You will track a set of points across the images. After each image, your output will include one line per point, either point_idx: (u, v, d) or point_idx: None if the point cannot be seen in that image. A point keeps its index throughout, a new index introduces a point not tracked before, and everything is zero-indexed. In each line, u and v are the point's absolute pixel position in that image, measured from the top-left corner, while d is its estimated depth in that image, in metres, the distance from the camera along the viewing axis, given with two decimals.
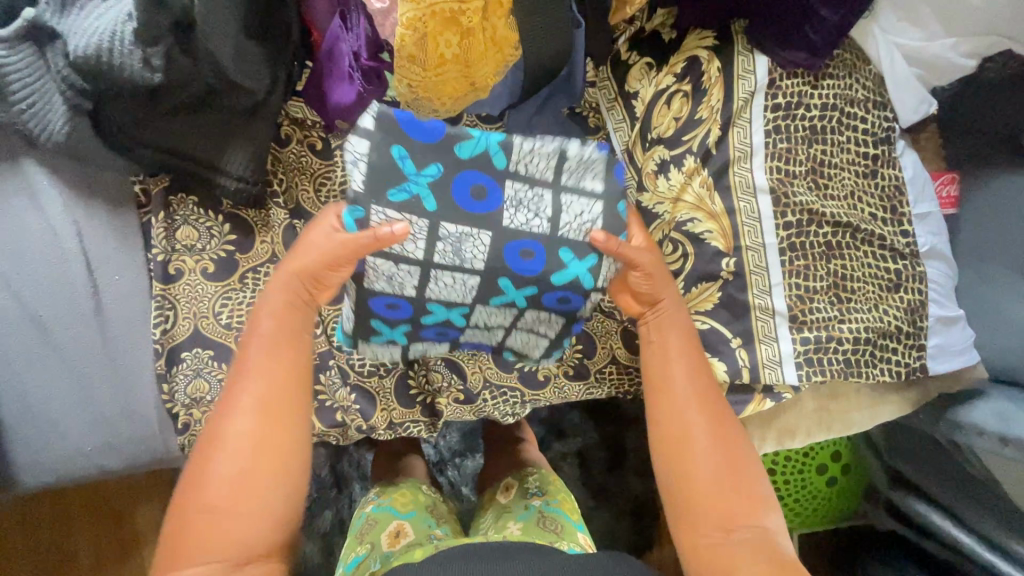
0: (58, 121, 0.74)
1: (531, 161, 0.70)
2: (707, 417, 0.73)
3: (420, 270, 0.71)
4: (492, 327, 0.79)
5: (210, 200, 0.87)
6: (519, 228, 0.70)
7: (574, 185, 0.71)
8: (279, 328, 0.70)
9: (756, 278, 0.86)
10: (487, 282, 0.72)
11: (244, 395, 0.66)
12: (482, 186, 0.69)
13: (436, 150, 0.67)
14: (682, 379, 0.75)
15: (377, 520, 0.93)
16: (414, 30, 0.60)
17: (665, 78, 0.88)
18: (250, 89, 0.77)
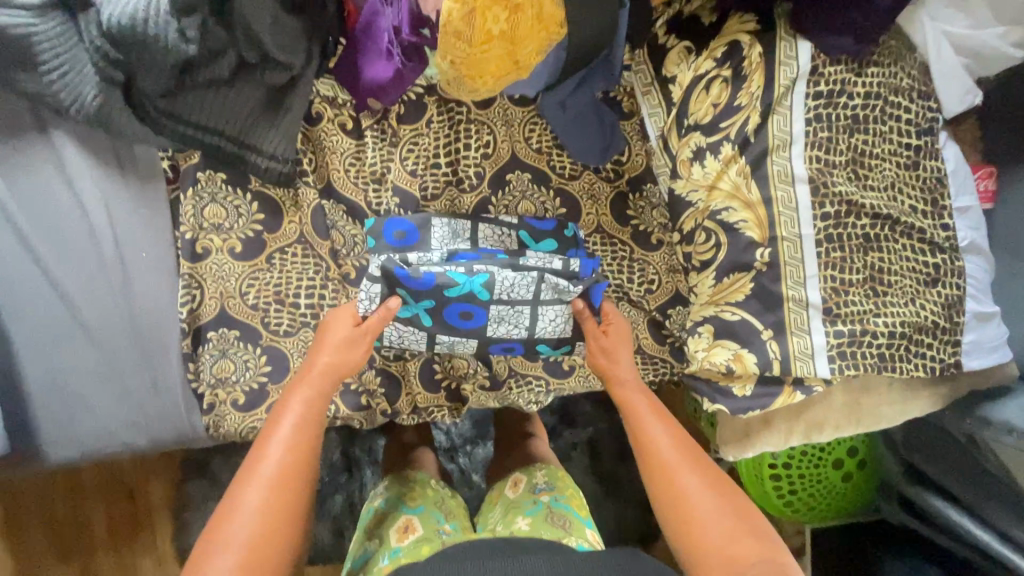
0: (90, 93, 0.72)
1: (513, 288, 0.82)
2: (698, 475, 0.77)
3: (426, 337, 0.87)
4: (516, 298, 0.83)
5: (238, 177, 0.85)
6: (502, 337, 0.86)
7: (553, 298, 0.84)
8: (301, 411, 0.77)
9: (790, 269, 0.85)
10: (482, 343, 0.87)
11: (260, 472, 0.72)
12: (469, 311, 0.83)
13: (431, 290, 0.81)
14: (663, 443, 0.81)
15: (386, 515, 0.92)
16: (463, 4, 0.59)
17: (704, 62, 0.86)
18: (286, 63, 0.76)
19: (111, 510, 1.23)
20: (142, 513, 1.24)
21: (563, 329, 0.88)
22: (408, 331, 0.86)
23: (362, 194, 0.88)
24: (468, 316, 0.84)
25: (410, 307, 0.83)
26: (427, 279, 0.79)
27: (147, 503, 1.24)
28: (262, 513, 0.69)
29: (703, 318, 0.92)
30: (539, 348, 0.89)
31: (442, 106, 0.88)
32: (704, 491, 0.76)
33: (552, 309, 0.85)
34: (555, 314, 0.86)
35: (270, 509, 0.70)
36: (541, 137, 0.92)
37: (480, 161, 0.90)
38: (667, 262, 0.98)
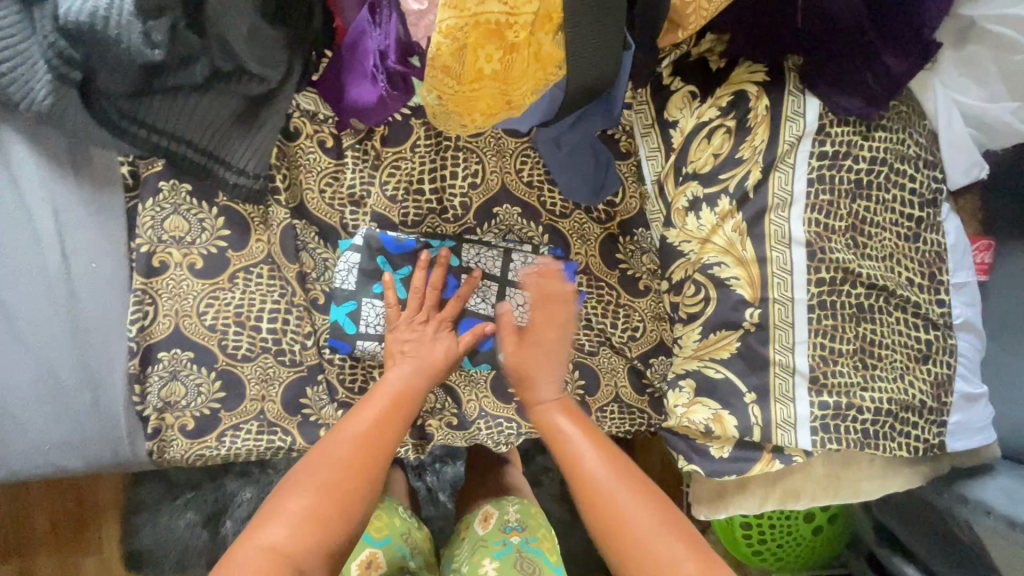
0: (42, 90, 0.66)
1: (480, 258, 0.87)
2: (630, 484, 0.70)
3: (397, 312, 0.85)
4: (484, 271, 0.87)
5: (205, 191, 0.79)
6: (471, 313, 0.87)
7: (520, 281, 0.88)
8: (402, 386, 0.76)
9: (778, 333, 0.82)
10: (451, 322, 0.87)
11: (343, 436, 0.70)
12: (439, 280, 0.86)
13: (409, 254, 0.84)
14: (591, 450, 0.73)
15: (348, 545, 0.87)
16: (453, 40, 0.54)
17: (708, 110, 0.82)
18: (263, 75, 0.71)
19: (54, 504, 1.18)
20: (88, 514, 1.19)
21: (533, 317, 0.89)
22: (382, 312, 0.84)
23: (338, 216, 0.83)
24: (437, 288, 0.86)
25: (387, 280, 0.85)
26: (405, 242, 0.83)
27: (94, 503, 1.19)
28: (340, 471, 0.67)
29: (685, 371, 0.89)
30: None
31: (431, 131, 0.83)
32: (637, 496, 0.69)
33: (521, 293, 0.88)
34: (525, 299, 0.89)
35: (350, 467, 0.68)
36: (532, 171, 0.88)
37: (466, 191, 0.85)
38: (652, 309, 0.94)
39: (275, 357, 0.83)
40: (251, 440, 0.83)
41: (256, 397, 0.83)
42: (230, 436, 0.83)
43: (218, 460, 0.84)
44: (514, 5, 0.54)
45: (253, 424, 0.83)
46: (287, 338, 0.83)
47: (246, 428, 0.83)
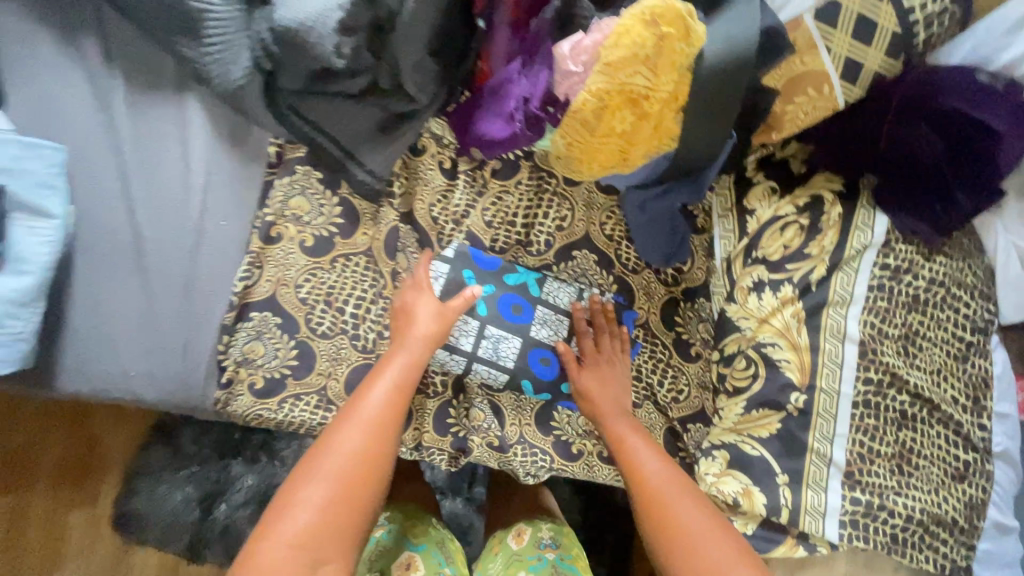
0: (237, 74, 0.79)
1: (559, 293, 0.95)
2: (686, 499, 0.75)
3: (477, 327, 0.93)
4: (560, 304, 0.95)
5: (331, 181, 0.90)
6: (543, 341, 0.95)
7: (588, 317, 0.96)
8: (398, 375, 0.79)
9: (820, 421, 0.86)
10: (523, 347, 0.94)
11: (355, 423, 0.74)
12: (519, 305, 0.94)
13: (495, 274, 0.92)
14: (655, 466, 0.79)
15: (386, 549, 0.94)
16: (599, 99, 0.65)
17: (785, 206, 0.91)
18: (414, 97, 0.83)
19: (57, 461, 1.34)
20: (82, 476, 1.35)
21: None
22: (461, 322, 0.92)
23: (438, 229, 0.92)
24: (516, 311, 0.94)
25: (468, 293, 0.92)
26: (493, 261, 0.92)
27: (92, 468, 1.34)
28: (350, 461, 0.71)
29: (721, 443, 0.93)
30: None
31: (535, 174, 0.93)
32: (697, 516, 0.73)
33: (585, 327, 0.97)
34: None
35: (359, 457, 0.72)
36: (614, 227, 0.96)
37: (552, 232, 0.94)
38: (699, 377, 0.99)
39: (349, 339, 0.90)
40: (309, 411, 0.89)
41: (323, 372, 0.90)
42: (291, 403, 0.89)
43: (273, 423, 0.89)
44: (656, 82, 0.64)
45: (313, 398, 0.90)
46: (366, 325, 0.91)
47: (306, 399, 0.89)
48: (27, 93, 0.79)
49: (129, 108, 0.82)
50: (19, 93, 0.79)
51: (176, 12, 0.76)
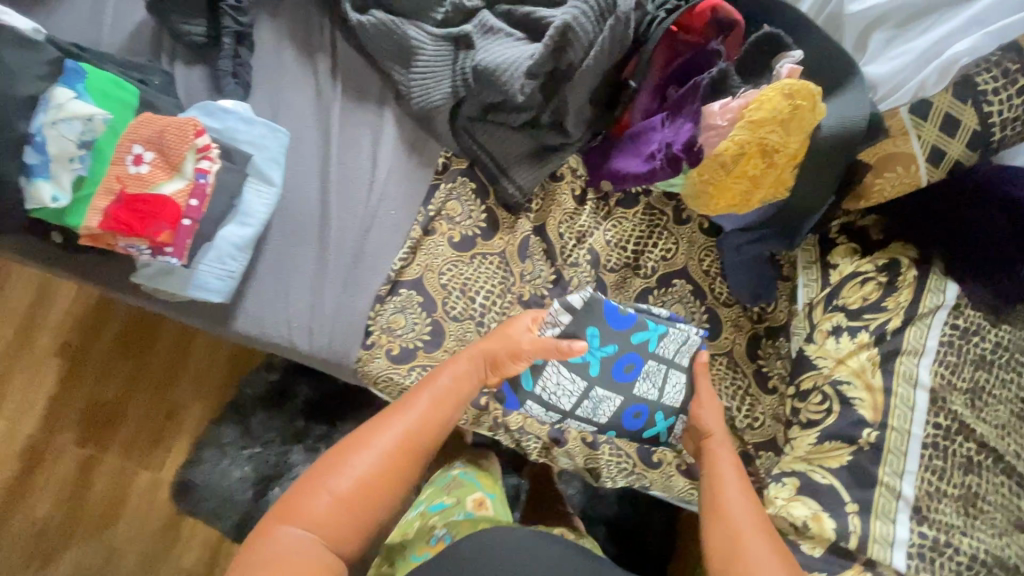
0: (438, 96, 0.99)
1: (670, 347, 0.99)
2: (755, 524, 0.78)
3: (584, 387, 1.00)
4: (665, 356, 0.99)
5: (482, 192, 1.07)
6: (642, 396, 1.01)
7: (680, 363, 1.01)
8: (439, 392, 0.84)
9: (891, 457, 0.95)
10: (624, 404, 1.01)
11: (394, 426, 0.79)
12: (632, 363, 0.98)
13: (618, 335, 0.96)
14: (739, 504, 0.81)
15: (462, 483, 1.04)
16: (738, 147, 0.82)
17: (866, 264, 1.04)
18: (569, 134, 1.01)
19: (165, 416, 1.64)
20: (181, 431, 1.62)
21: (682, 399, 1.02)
22: (570, 382, 0.99)
23: (563, 243, 1.08)
24: (626, 368, 0.99)
25: (594, 351, 0.97)
26: (625, 322, 0.96)
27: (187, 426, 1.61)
28: (377, 463, 0.76)
29: (791, 470, 1.02)
30: (660, 416, 1.02)
31: (650, 209, 1.10)
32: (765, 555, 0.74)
33: (679, 377, 1.01)
34: (679, 381, 1.01)
35: (384, 461, 0.76)
36: (710, 264, 1.11)
37: (659, 260, 1.09)
38: (774, 409, 1.09)
39: (475, 326, 1.04)
40: None
41: (448, 351, 1.03)
42: (418, 371, 1.02)
43: (398, 388, 1.01)
44: (786, 141, 0.82)
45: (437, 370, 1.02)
46: (491, 315, 1.05)
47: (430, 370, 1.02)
48: (268, 91, 1.01)
49: (341, 113, 1.03)
50: (263, 90, 1.01)
51: (398, 46, 0.99)
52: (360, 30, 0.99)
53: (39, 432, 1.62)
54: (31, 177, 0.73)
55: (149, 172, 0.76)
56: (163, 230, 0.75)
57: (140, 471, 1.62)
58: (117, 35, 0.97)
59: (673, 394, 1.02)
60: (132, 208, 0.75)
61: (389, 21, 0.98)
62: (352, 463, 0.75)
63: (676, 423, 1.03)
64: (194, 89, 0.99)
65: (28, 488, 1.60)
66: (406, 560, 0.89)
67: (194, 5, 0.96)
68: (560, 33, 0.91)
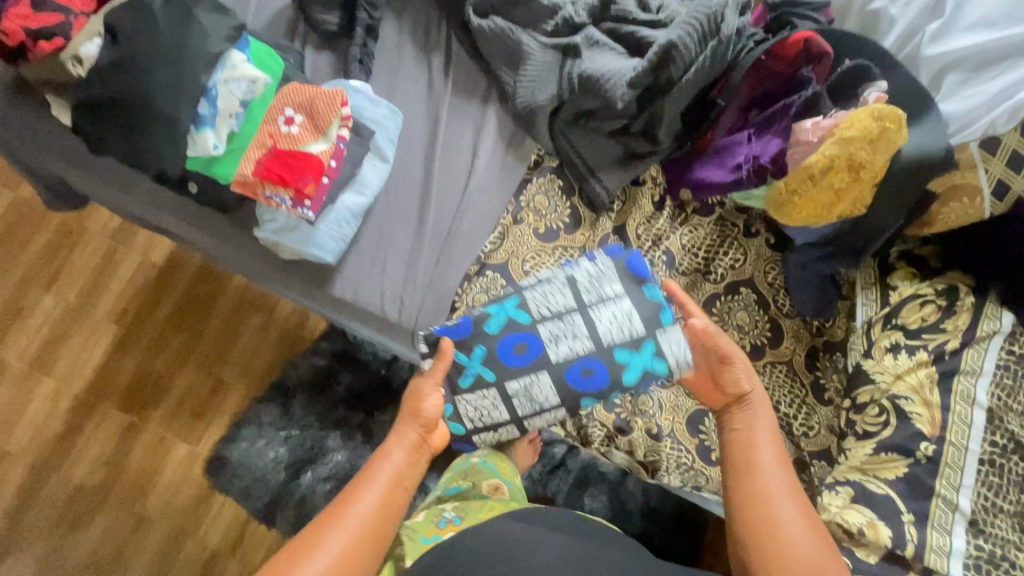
0: (543, 97, 1.08)
1: (550, 301, 0.92)
2: (792, 506, 0.78)
3: (497, 395, 0.94)
4: (559, 307, 0.92)
5: (568, 190, 1.15)
6: (570, 355, 0.91)
7: (596, 296, 0.92)
8: (397, 466, 0.81)
9: (948, 471, 1.00)
10: (557, 378, 0.92)
11: (354, 509, 0.76)
12: (523, 342, 0.92)
13: (474, 336, 0.94)
14: (778, 476, 0.80)
15: (480, 468, 1.00)
16: (828, 161, 0.90)
17: (926, 287, 1.11)
18: (659, 143, 1.10)
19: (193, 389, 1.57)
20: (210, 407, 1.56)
21: (631, 322, 0.90)
22: (484, 400, 0.94)
23: (641, 244, 1.14)
24: (518, 350, 0.92)
25: (471, 364, 0.94)
26: (464, 326, 0.94)
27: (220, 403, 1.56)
28: (338, 556, 0.72)
29: (844, 480, 1.05)
30: (620, 355, 0.90)
31: (723, 221, 1.17)
32: (800, 525, 0.77)
33: (605, 307, 0.91)
34: (611, 310, 0.91)
35: (347, 554, 0.73)
36: (774, 277, 1.17)
37: (728, 269, 1.16)
38: (828, 422, 1.13)
39: None
40: None
41: None
42: None
43: None
44: (874, 159, 0.89)
45: None
46: None
47: None
48: (385, 81, 1.11)
49: (449, 105, 1.12)
50: (381, 79, 1.10)
51: (510, 50, 1.09)
52: (478, 33, 1.09)
53: (84, 395, 1.55)
54: (198, 126, 0.81)
55: (299, 133, 0.84)
56: (307, 183, 0.82)
57: (178, 443, 1.54)
58: (261, 19, 1.08)
59: (610, 328, 0.91)
60: (282, 161, 0.82)
61: (506, 28, 1.07)
62: (312, 562, 0.71)
63: (655, 342, 0.90)
64: (320, 72, 1.08)
65: (65, 451, 1.52)
66: (416, 543, 0.81)
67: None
68: (664, 50, 1.00)
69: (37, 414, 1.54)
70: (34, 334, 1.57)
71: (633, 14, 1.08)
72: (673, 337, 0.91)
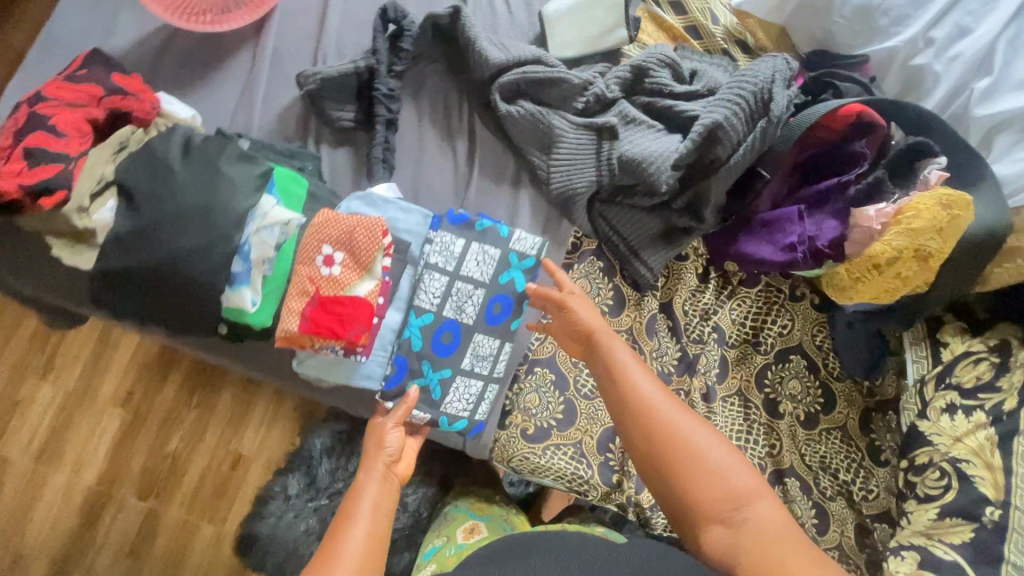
0: (582, 184, 1.02)
1: (429, 290, 0.94)
2: (681, 420, 0.73)
3: (463, 379, 0.97)
4: (439, 286, 0.95)
5: (611, 270, 1.09)
6: (478, 304, 0.97)
7: (460, 258, 0.95)
8: (376, 497, 0.76)
9: (1017, 536, 0.97)
10: (484, 327, 0.97)
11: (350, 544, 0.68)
12: (442, 333, 0.95)
13: (410, 366, 0.94)
14: (654, 397, 0.75)
15: (455, 518, 1.07)
16: (895, 248, 0.89)
17: (978, 344, 1.09)
18: (704, 220, 1.05)
19: (209, 467, 1.42)
20: (229, 482, 1.42)
21: (489, 250, 0.96)
22: (464, 393, 0.97)
23: (688, 320, 1.11)
24: (444, 339, 0.95)
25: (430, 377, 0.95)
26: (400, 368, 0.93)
27: (242, 478, 1.43)
28: None
29: (909, 544, 1.04)
30: (507, 275, 0.97)
31: (770, 288, 1.14)
32: (699, 437, 0.72)
33: (470, 258, 0.96)
34: (473, 256, 0.96)
35: None
36: (822, 340, 1.16)
37: (777, 337, 1.13)
38: (885, 483, 1.13)
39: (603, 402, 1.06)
40: (566, 460, 1.02)
41: (580, 428, 1.04)
42: (552, 451, 1.01)
43: (534, 466, 1.02)
44: (943, 248, 0.88)
45: (569, 448, 1.03)
46: None
47: (564, 449, 1.02)
48: (408, 174, 1.02)
49: (479, 193, 1.04)
50: (404, 175, 1.02)
51: (542, 134, 1.02)
52: (507, 119, 1.02)
53: (99, 485, 1.38)
54: (234, 284, 0.75)
55: (342, 273, 0.77)
56: (360, 332, 0.77)
57: (203, 524, 1.40)
58: (267, 118, 0.98)
59: (482, 270, 0.96)
60: (330, 311, 0.76)
61: (536, 112, 1.01)
62: None
63: (516, 252, 0.97)
64: (339, 172, 1.00)
65: (83, 548, 1.37)
66: None
67: (347, 93, 0.98)
68: (710, 130, 0.94)
69: (48, 511, 1.36)
70: (36, 425, 1.37)
71: (670, 87, 1.02)
72: (523, 239, 0.98)
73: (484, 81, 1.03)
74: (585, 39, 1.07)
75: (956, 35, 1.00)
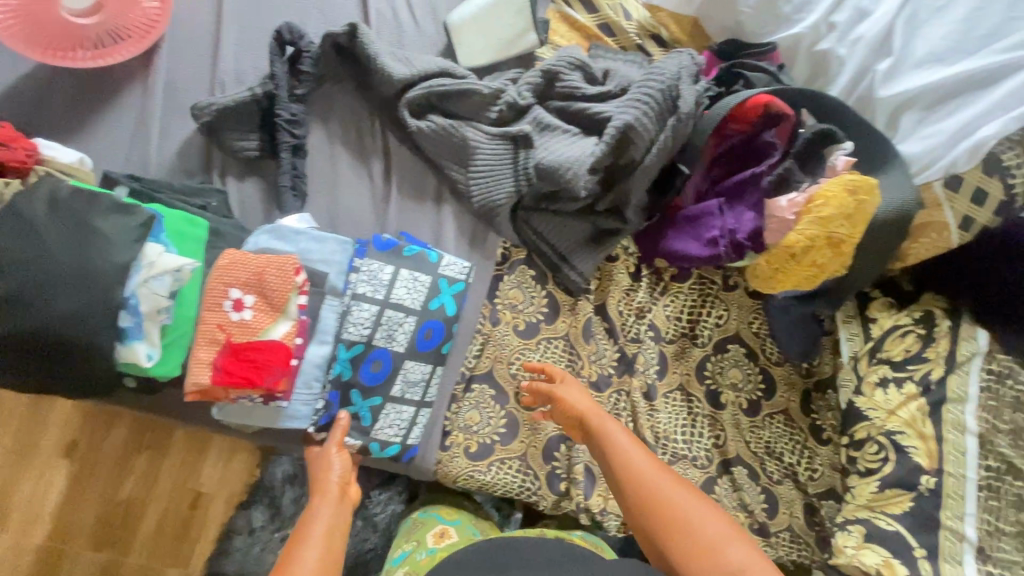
0: (501, 194, 1.00)
1: (357, 321, 0.90)
2: (673, 488, 0.74)
3: (393, 406, 0.95)
4: (367, 315, 0.91)
5: (541, 277, 1.08)
6: (410, 332, 0.93)
7: (390, 285, 0.92)
8: (329, 519, 0.72)
9: (951, 502, 1.01)
10: (416, 354, 0.95)
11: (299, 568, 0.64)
12: (371, 361, 0.92)
13: (339, 395, 0.92)
14: (646, 469, 0.76)
15: (423, 523, 1.01)
16: (808, 237, 0.92)
17: (904, 318, 1.11)
18: (628, 220, 1.04)
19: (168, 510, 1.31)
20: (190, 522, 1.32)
21: (420, 278, 0.93)
22: (394, 420, 0.95)
23: (624, 320, 1.11)
24: (374, 367, 0.92)
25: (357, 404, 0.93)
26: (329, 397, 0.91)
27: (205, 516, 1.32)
28: None
29: (855, 518, 1.07)
30: (439, 301, 0.95)
31: (703, 279, 1.14)
32: (691, 504, 0.71)
33: (399, 284, 0.92)
34: (404, 283, 0.92)
35: None
36: (759, 326, 1.17)
37: (713, 328, 1.14)
38: (829, 460, 1.16)
39: None
40: (512, 475, 1.01)
41: (524, 440, 1.03)
42: (497, 466, 1.01)
43: (480, 484, 1.01)
44: (853, 233, 0.91)
45: (514, 462, 1.02)
46: None
47: (509, 463, 1.01)
48: (322, 199, 0.99)
49: (398, 212, 1.01)
50: (318, 201, 0.99)
51: (457, 147, 1.00)
52: (419, 134, 0.99)
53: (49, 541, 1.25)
54: (124, 339, 0.73)
55: (253, 318, 0.80)
56: (280, 377, 0.79)
57: (166, 569, 1.30)
58: (166, 155, 0.93)
59: (413, 297, 0.93)
60: (245, 358, 0.77)
61: (447, 125, 0.99)
62: None
63: (445, 278, 0.96)
64: (248, 204, 0.96)
65: None
66: None
67: (247, 122, 0.94)
68: (621, 132, 0.93)
69: None
70: None
71: (581, 89, 1.00)
72: (451, 265, 0.97)
73: (391, 97, 0.99)
74: (497, 46, 1.04)
75: (856, 19, 1.01)
